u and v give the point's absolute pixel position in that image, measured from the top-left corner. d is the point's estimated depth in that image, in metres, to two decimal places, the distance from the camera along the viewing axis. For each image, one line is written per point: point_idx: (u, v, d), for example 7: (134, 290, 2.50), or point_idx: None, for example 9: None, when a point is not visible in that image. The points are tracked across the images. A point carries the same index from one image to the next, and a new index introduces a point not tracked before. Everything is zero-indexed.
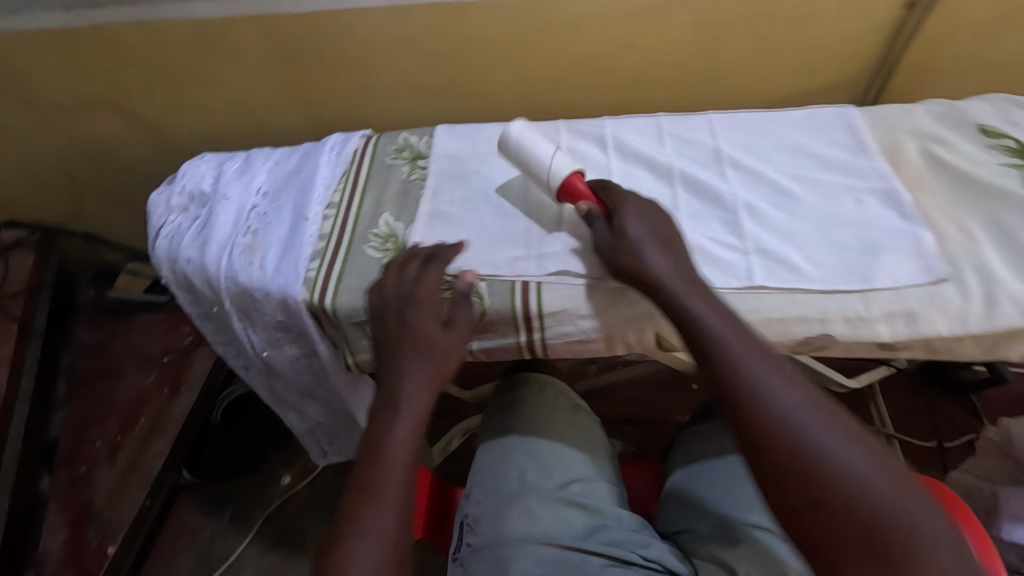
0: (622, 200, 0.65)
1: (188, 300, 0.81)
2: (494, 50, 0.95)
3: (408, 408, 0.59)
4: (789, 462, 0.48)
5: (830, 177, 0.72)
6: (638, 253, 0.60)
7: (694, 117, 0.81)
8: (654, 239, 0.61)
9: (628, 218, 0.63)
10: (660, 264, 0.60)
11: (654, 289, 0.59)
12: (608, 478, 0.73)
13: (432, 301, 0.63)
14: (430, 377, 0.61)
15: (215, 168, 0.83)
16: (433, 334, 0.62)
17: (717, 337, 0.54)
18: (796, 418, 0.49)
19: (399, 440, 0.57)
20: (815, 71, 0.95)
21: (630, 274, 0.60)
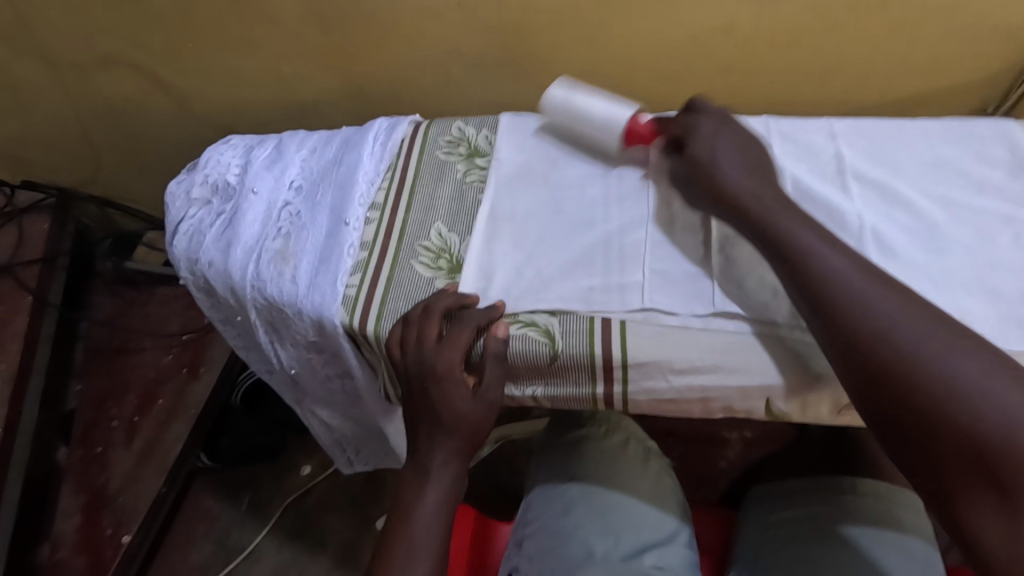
0: (699, 123, 0.61)
1: (208, 305, 0.72)
2: (569, 24, 0.81)
3: (439, 479, 0.57)
4: (881, 373, 0.44)
5: (981, 201, 0.58)
6: (726, 181, 0.56)
7: (810, 119, 0.67)
8: (735, 173, 0.57)
9: (710, 144, 0.59)
10: (753, 191, 0.55)
11: (737, 208, 0.55)
12: (686, 539, 0.65)
13: (454, 371, 0.56)
14: (457, 449, 0.57)
15: (243, 156, 0.72)
16: (458, 408, 0.55)
17: (809, 255, 0.49)
18: (898, 332, 0.44)
19: (428, 509, 0.56)
20: (945, 67, 0.80)
21: (713, 196, 0.57)
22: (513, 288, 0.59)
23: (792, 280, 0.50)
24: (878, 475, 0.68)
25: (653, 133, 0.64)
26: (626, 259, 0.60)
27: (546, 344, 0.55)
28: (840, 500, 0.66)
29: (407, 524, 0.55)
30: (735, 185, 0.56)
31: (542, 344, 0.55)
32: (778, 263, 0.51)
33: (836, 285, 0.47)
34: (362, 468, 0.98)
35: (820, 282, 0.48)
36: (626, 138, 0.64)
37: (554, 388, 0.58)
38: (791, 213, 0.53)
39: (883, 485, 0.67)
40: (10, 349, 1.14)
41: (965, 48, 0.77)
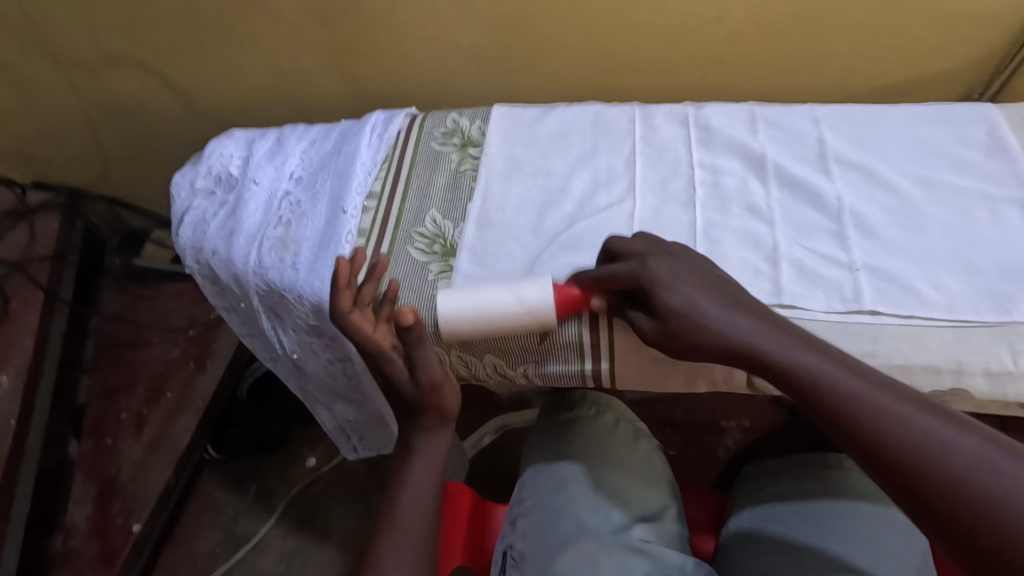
0: (651, 266, 0.52)
1: (213, 293, 0.74)
2: (560, 17, 0.84)
3: (429, 450, 0.59)
4: (973, 528, 0.37)
5: (961, 181, 0.60)
6: (707, 323, 0.49)
7: (794, 106, 0.69)
8: (721, 316, 0.50)
9: (674, 289, 0.51)
10: (740, 326, 0.49)
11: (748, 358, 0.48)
12: (674, 515, 0.68)
13: (379, 350, 0.59)
14: (433, 418, 0.60)
15: (245, 148, 0.75)
16: (402, 380, 0.59)
17: (824, 376, 0.45)
18: (938, 450, 0.40)
19: (414, 479, 0.58)
20: (930, 54, 0.82)
21: (702, 351, 0.50)
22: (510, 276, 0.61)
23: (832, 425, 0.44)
24: None
25: (588, 296, 0.55)
26: None
27: None
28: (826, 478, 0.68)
29: (397, 496, 0.58)
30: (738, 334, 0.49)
31: None
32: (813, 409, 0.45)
33: (822, 382, 0.45)
34: (366, 454, 1.00)
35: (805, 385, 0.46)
36: (560, 310, 0.55)
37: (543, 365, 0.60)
38: (814, 349, 0.47)
39: None
40: (22, 342, 1.17)
41: (949, 33, 0.79)
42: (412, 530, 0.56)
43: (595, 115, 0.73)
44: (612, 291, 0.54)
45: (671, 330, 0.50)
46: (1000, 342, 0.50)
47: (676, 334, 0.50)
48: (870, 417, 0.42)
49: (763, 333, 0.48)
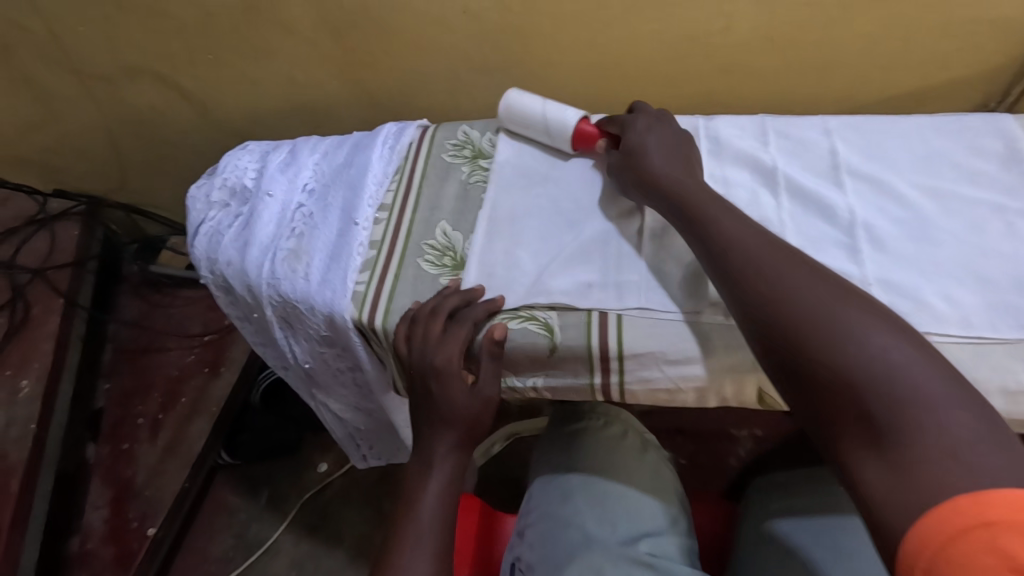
0: (634, 121, 0.67)
1: (227, 303, 0.75)
2: (570, 30, 0.84)
3: (444, 467, 0.59)
4: (767, 317, 0.46)
5: (972, 192, 0.59)
6: (646, 165, 0.62)
7: (805, 117, 0.69)
8: (660, 160, 0.62)
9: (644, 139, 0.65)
10: (669, 171, 0.61)
11: (661, 188, 0.60)
12: (684, 528, 0.67)
13: (452, 367, 0.58)
14: (461, 437, 0.59)
15: (258, 161, 0.76)
16: (457, 399, 0.58)
17: (702, 210, 0.55)
18: (759, 263, 0.49)
19: (432, 498, 0.58)
20: (943, 64, 0.81)
21: (638, 179, 0.62)
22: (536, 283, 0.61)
23: (701, 247, 0.54)
24: None
25: (600, 135, 0.69)
26: (623, 258, 0.61)
27: (545, 337, 0.58)
28: (840, 491, 0.67)
29: (414, 517, 0.57)
30: (661, 175, 0.60)
31: (541, 336, 0.58)
32: (690, 234, 0.55)
33: (735, 248, 0.51)
34: (376, 462, 1.01)
35: (748, 271, 0.49)
36: (575, 139, 0.70)
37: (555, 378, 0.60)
38: (710, 197, 0.57)
39: None
40: (42, 348, 1.19)
41: (964, 43, 0.78)
42: (429, 552, 0.54)
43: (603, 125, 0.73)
44: (611, 132, 0.68)
45: (628, 160, 0.64)
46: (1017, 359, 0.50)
47: (629, 165, 0.63)
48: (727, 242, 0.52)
49: (676, 177, 0.60)
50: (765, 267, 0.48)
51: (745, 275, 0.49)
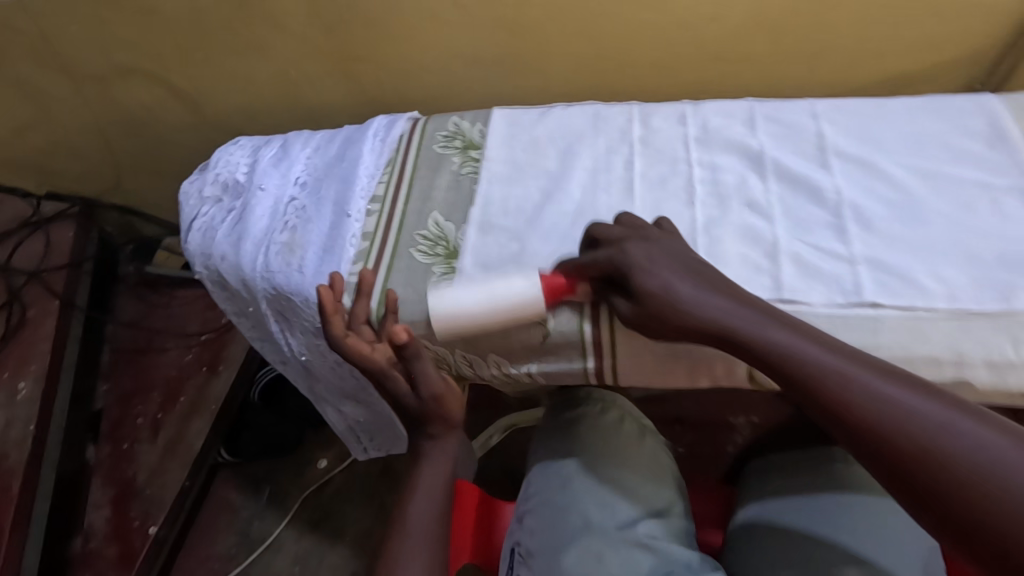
0: (633, 252, 0.53)
1: (223, 298, 0.76)
2: (559, 19, 0.84)
3: (437, 456, 0.61)
4: (894, 456, 0.40)
5: (959, 172, 0.60)
6: (681, 302, 0.51)
7: (792, 101, 0.69)
8: (692, 293, 0.51)
9: (652, 270, 0.52)
10: (715, 305, 0.50)
11: (706, 330, 0.50)
12: (678, 512, 0.68)
13: (379, 371, 0.61)
14: (442, 424, 0.62)
15: (250, 155, 0.76)
16: (409, 394, 0.61)
17: (768, 338, 0.48)
18: (867, 391, 0.42)
19: (425, 488, 0.59)
20: (931, 46, 0.81)
21: (674, 326, 0.51)
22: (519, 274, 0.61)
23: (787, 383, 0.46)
24: None
25: (571, 281, 0.57)
26: None
27: (538, 322, 0.58)
28: (834, 472, 0.67)
29: (409, 509, 0.57)
30: (707, 309, 0.50)
31: (534, 322, 0.59)
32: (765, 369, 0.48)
33: (831, 379, 0.44)
34: (375, 455, 1.02)
35: (810, 373, 0.45)
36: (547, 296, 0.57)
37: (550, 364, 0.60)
38: (773, 321, 0.49)
39: None
40: (40, 350, 1.19)
41: (952, 23, 0.78)
42: (427, 540, 0.56)
43: (594, 114, 0.74)
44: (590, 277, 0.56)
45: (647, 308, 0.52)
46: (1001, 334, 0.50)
47: (658, 316, 0.51)
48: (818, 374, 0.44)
49: (725, 306, 0.50)
50: (827, 369, 0.44)
51: (847, 405, 0.42)
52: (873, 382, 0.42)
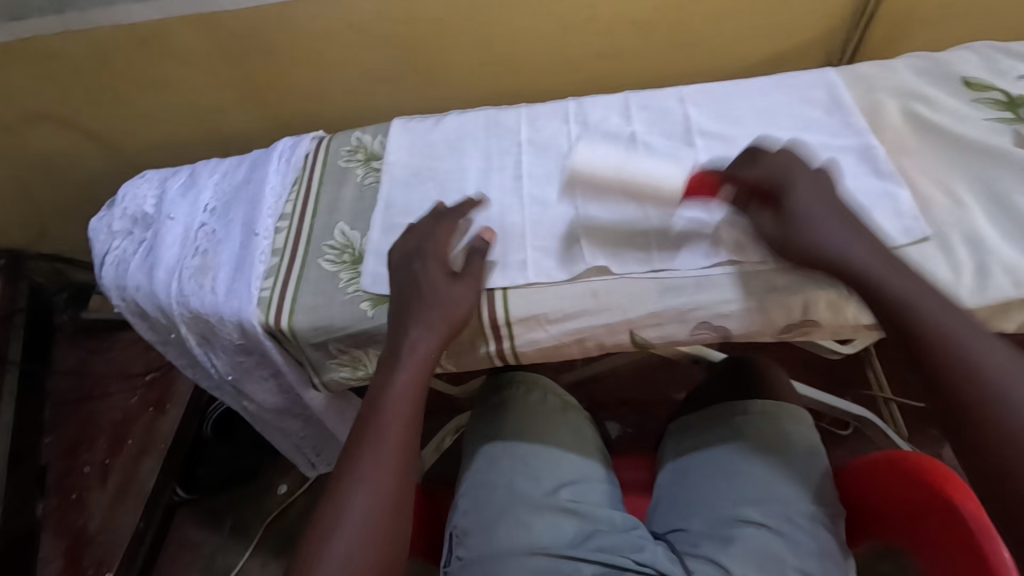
0: (795, 172, 0.58)
1: (145, 328, 0.77)
2: (449, 31, 0.89)
3: (410, 356, 0.58)
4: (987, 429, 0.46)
5: (804, 138, 0.67)
6: (824, 242, 0.54)
7: (662, 90, 0.76)
8: (833, 232, 0.55)
9: (801, 191, 0.57)
10: (853, 246, 0.54)
11: (843, 271, 0.53)
12: (603, 476, 0.73)
13: (436, 250, 0.62)
14: (437, 319, 0.58)
15: (158, 187, 0.78)
16: (440, 283, 0.60)
17: (910, 300, 0.51)
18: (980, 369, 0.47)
19: (396, 394, 0.58)
20: (787, 28, 0.89)
21: (801, 243, 0.55)
22: None
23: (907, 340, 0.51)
24: (772, 398, 0.74)
25: (722, 183, 0.61)
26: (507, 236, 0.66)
27: None
28: (741, 421, 0.71)
29: (374, 416, 0.57)
30: (844, 250, 0.54)
31: None
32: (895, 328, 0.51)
33: (952, 350, 0.48)
34: (324, 468, 1.04)
35: (896, 308, 0.51)
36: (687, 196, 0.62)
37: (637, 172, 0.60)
38: (914, 284, 0.52)
39: (772, 403, 0.72)
40: None
41: (801, 7, 0.86)
42: (386, 444, 0.56)
43: (487, 118, 0.78)
44: (743, 187, 0.59)
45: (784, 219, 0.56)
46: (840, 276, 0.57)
47: (793, 235, 0.56)
48: (941, 343, 0.49)
49: (872, 260, 0.53)
50: (951, 340, 0.49)
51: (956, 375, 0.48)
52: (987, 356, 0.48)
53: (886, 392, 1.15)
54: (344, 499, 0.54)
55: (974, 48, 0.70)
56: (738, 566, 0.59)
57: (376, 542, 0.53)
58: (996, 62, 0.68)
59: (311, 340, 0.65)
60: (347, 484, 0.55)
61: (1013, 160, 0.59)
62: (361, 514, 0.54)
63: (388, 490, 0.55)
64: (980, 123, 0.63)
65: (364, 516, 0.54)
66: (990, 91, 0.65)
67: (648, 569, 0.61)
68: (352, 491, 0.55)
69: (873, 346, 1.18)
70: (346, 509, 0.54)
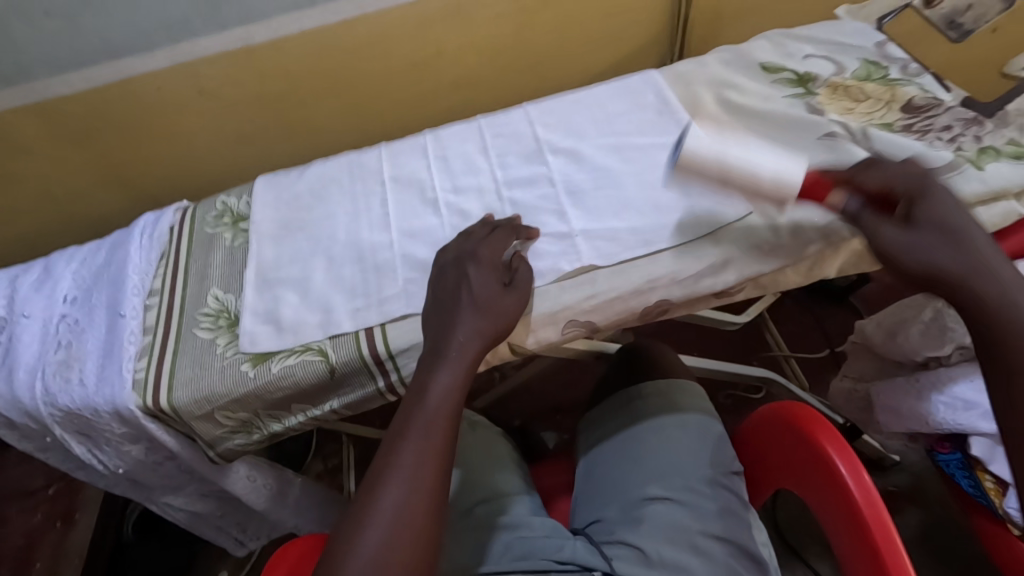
0: (925, 184, 0.56)
1: (16, 438, 0.71)
2: (303, 82, 0.92)
3: (453, 359, 0.57)
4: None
5: (641, 139, 0.73)
6: (921, 249, 0.53)
7: (510, 113, 0.80)
8: (948, 240, 0.53)
9: (934, 200, 0.55)
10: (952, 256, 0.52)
11: (943, 269, 0.52)
12: (520, 487, 0.74)
13: (491, 257, 0.61)
14: (484, 325, 0.58)
15: (8, 287, 0.73)
16: (490, 289, 0.59)
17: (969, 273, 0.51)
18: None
19: (440, 391, 0.56)
20: (617, 39, 0.98)
21: (918, 268, 0.53)
22: (325, 300, 0.67)
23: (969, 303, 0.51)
24: (663, 377, 0.78)
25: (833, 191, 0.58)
26: (381, 278, 0.68)
27: (321, 361, 0.62)
28: (638, 406, 0.75)
29: (415, 416, 0.55)
30: (950, 261, 0.52)
31: (317, 362, 0.62)
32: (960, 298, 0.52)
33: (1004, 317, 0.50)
34: (256, 544, 0.99)
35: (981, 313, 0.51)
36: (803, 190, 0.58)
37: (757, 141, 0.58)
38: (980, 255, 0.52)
39: (662, 382, 0.77)
40: None
41: (622, 20, 0.96)
42: (429, 442, 0.54)
43: (350, 162, 0.80)
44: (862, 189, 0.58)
45: (909, 238, 0.54)
46: (686, 256, 0.62)
47: (914, 247, 0.53)
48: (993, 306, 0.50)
49: (951, 243, 0.53)
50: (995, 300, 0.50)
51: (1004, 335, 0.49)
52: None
53: (783, 350, 1.24)
54: (376, 493, 0.52)
55: (766, 37, 0.79)
56: (650, 543, 0.62)
57: (413, 552, 0.51)
58: (785, 46, 0.77)
59: (195, 413, 0.63)
60: (386, 477, 0.53)
61: (807, 130, 0.68)
62: (402, 507, 0.52)
63: (429, 493, 0.53)
64: (780, 101, 0.71)
65: (404, 512, 0.52)
66: (782, 72, 0.74)
67: (571, 565, 0.62)
68: (390, 476, 0.53)
69: (762, 310, 1.28)
70: (383, 500, 0.52)
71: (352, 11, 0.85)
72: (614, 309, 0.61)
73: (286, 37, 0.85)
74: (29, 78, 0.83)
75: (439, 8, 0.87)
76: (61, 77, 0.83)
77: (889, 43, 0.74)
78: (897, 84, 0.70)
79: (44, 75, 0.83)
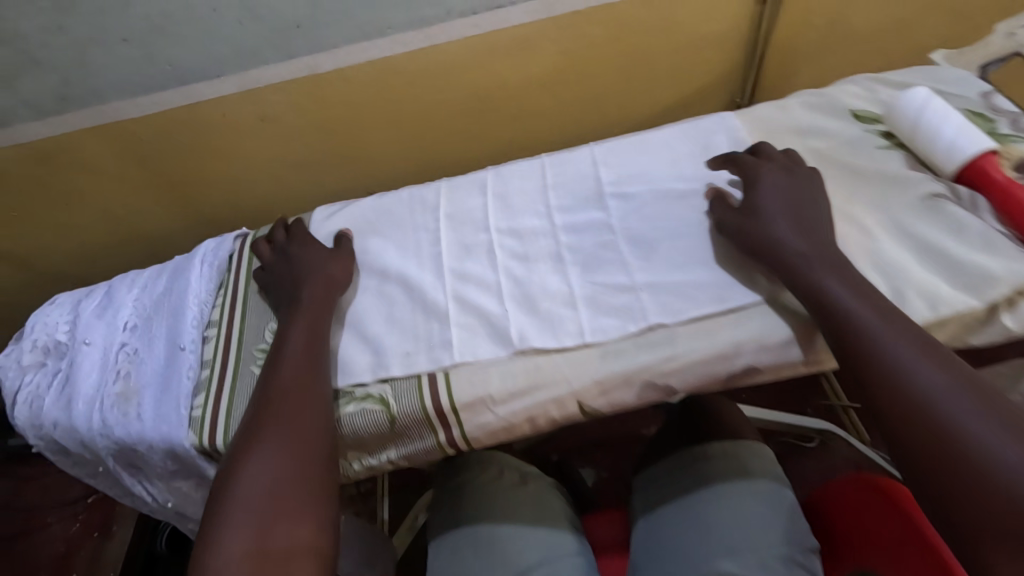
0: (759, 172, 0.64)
1: (69, 464, 0.71)
2: (366, 112, 0.91)
3: (308, 325, 0.63)
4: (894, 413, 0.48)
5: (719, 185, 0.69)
6: (773, 242, 0.58)
7: (577, 151, 0.77)
8: (789, 233, 0.59)
9: (766, 184, 0.63)
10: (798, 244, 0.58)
11: (794, 269, 0.57)
12: (576, 549, 0.69)
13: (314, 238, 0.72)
14: (324, 288, 0.67)
15: (70, 312, 0.73)
16: (320, 257, 0.70)
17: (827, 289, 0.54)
18: (877, 350, 0.50)
19: (296, 353, 0.61)
20: (689, 76, 0.95)
21: (775, 264, 0.58)
22: (385, 344, 0.64)
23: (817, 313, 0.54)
24: (730, 437, 0.74)
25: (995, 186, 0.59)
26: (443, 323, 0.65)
27: (382, 410, 0.60)
28: (702, 467, 0.71)
29: (274, 381, 0.59)
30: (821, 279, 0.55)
31: (378, 412, 0.60)
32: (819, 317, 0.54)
33: (854, 329, 0.52)
34: None
35: (844, 332, 0.52)
36: (965, 174, 0.62)
37: (922, 126, 0.63)
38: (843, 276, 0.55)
39: (730, 444, 0.72)
40: None
41: (696, 55, 0.92)
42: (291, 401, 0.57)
43: (409, 196, 0.78)
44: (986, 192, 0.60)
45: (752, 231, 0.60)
46: (772, 318, 0.58)
47: (753, 230, 0.60)
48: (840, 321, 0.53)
49: (803, 248, 0.57)
50: (854, 315, 0.52)
51: (853, 348, 0.51)
52: (878, 332, 0.51)
53: (844, 400, 1.17)
54: (249, 460, 0.53)
55: (854, 81, 0.75)
56: None
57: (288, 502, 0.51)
58: (876, 92, 0.73)
59: None
60: (256, 445, 0.54)
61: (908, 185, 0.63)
62: (275, 467, 0.53)
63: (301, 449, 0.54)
64: (871, 152, 0.67)
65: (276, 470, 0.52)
66: (875, 123, 0.70)
67: None
68: (263, 443, 0.54)
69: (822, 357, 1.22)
70: (255, 467, 0.53)
71: (420, 42, 0.83)
72: (694, 373, 0.58)
73: (353, 68, 0.85)
74: (102, 102, 0.83)
75: (507, 41, 0.85)
76: (132, 101, 0.84)
77: (996, 94, 0.69)
78: (1009, 139, 0.64)
79: (116, 100, 0.83)
